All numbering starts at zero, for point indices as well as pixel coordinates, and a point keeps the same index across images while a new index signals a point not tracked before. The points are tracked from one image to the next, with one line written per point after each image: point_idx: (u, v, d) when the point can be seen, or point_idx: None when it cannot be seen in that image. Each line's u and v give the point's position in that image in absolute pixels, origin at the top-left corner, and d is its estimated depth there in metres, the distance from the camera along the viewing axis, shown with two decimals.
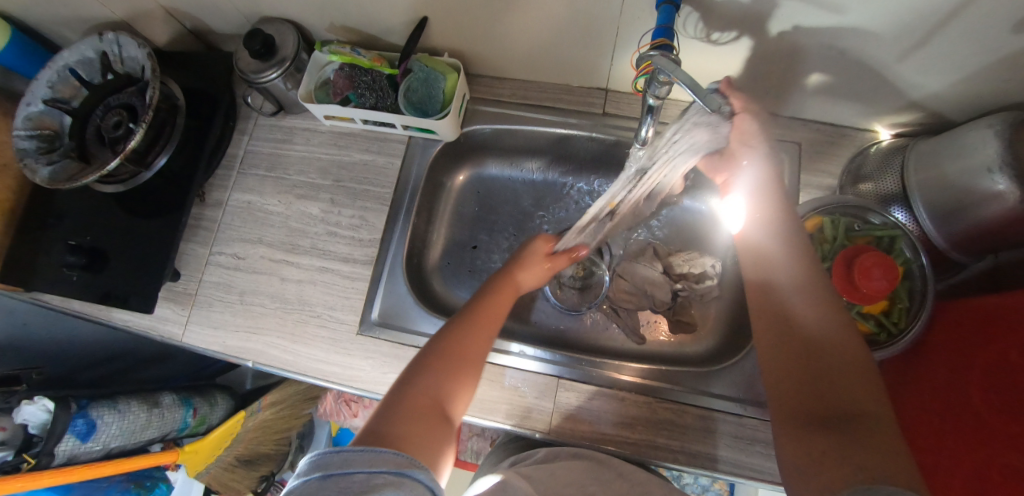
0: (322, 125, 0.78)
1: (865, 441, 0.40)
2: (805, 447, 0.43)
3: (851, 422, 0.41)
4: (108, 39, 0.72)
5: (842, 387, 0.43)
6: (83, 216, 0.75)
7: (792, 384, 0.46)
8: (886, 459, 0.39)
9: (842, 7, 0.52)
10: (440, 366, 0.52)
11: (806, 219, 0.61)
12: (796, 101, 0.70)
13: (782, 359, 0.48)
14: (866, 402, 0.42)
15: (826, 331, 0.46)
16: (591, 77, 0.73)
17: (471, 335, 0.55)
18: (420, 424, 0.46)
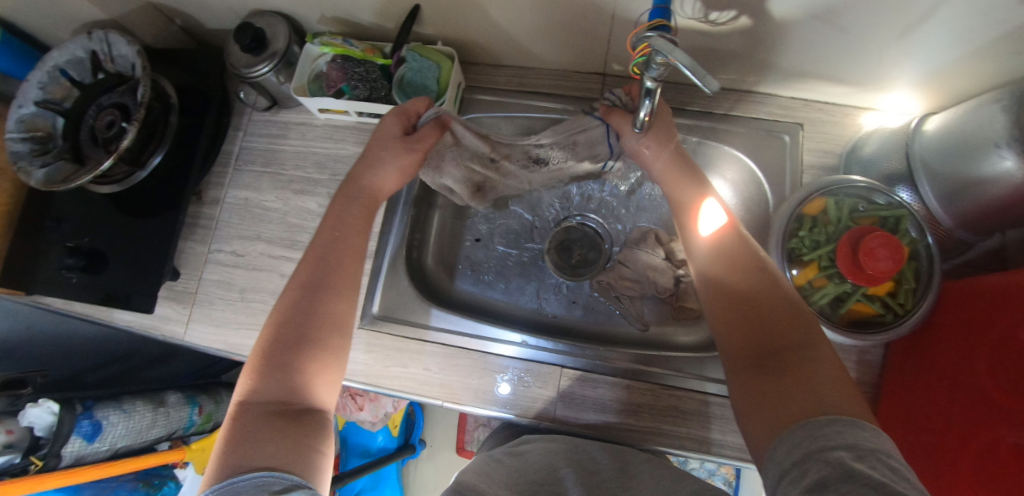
0: (317, 119, 0.77)
1: (807, 370, 0.43)
2: (756, 389, 0.45)
3: (789, 356, 0.44)
4: (97, 37, 0.70)
5: (779, 328, 0.46)
6: (80, 217, 0.74)
7: (736, 334, 0.48)
8: (826, 383, 0.42)
9: None
10: (275, 373, 0.48)
11: (810, 199, 0.59)
12: (798, 81, 0.69)
13: (724, 317, 0.50)
14: (801, 337, 0.45)
15: (763, 281, 0.49)
16: (588, 62, 0.71)
17: (309, 329, 0.51)
18: (273, 437, 0.44)
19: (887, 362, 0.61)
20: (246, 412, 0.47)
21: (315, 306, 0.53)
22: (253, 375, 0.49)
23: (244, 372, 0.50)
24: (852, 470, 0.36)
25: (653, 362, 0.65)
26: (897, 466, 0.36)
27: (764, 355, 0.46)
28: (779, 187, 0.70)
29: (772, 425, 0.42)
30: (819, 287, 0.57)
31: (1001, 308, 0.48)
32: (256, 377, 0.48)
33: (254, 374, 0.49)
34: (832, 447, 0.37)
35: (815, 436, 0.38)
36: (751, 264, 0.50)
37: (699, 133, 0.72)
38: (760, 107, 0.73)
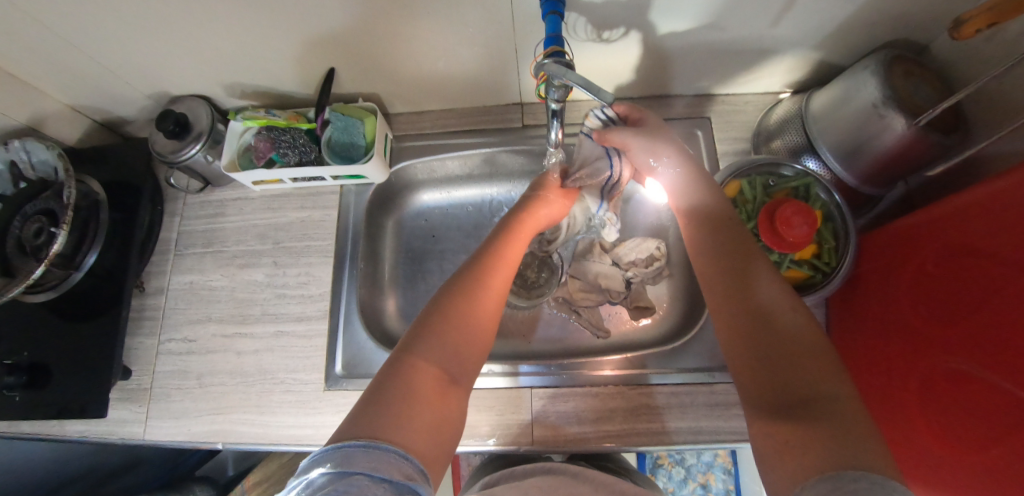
0: (252, 192, 0.78)
1: (834, 416, 0.39)
2: (776, 431, 0.41)
3: (813, 401, 0.41)
4: (12, 147, 0.70)
5: (805, 364, 0.43)
6: (15, 333, 0.71)
7: (760, 363, 0.45)
8: (858, 435, 0.38)
9: None
10: (445, 348, 0.49)
11: (725, 184, 0.63)
12: (698, 80, 0.74)
13: (744, 349, 0.46)
14: (827, 384, 0.41)
15: (785, 308, 0.46)
16: (504, 94, 0.75)
17: (474, 323, 0.52)
18: (416, 406, 0.45)
19: (829, 320, 0.64)
20: (412, 367, 0.47)
21: (478, 300, 0.53)
22: (418, 331, 0.50)
23: (411, 328, 0.51)
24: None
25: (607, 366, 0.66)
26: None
27: (786, 395, 0.42)
28: None
29: (795, 470, 0.38)
30: None
31: (910, 247, 0.53)
32: (443, 345, 0.49)
33: (434, 336, 0.49)
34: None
35: (842, 489, 0.35)
36: (771, 289, 0.48)
37: None
38: (669, 109, 0.78)
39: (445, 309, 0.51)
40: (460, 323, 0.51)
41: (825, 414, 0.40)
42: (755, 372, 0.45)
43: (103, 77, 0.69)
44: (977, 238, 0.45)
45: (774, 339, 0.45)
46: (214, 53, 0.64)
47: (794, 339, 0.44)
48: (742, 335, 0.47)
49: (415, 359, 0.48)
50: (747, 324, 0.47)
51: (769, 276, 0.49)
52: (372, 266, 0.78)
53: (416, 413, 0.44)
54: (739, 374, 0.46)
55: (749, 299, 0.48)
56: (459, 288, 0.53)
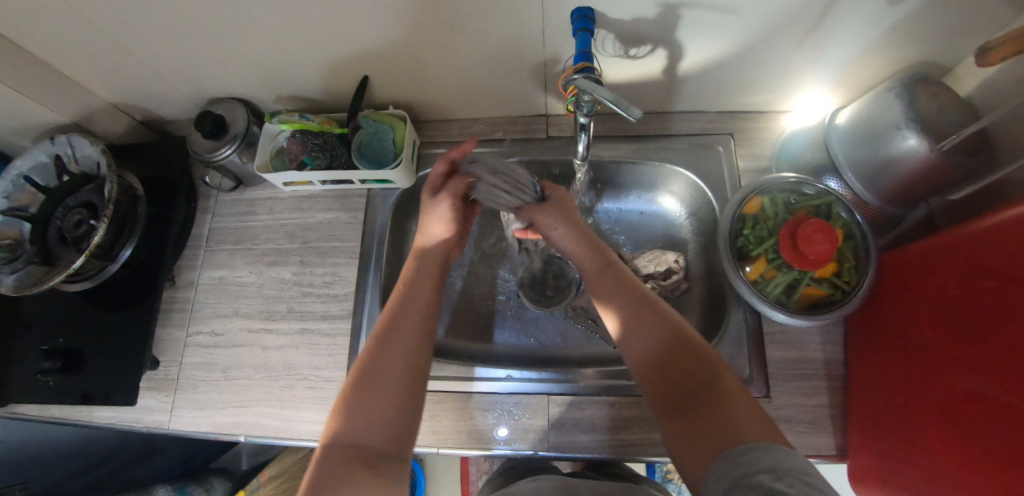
0: (282, 192, 0.81)
1: (721, 410, 0.46)
2: (682, 435, 0.47)
3: (703, 400, 0.47)
4: (60, 141, 0.73)
5: (689, 372, 0.49)
6: (52, 320, 0.74)
7: (655, 381, 0.51)
8: (740, 422, 0.44)
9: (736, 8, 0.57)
10: (368, 418, 0.50)
11: (748, 200, 0.64)
12: (721, 97, 0.76)
13: (646, 367, 0.52)
14: (710, 376, 0.49)
15: (670, 328, 0.52)
16: (531, 105, 0.77)
17: (400, 362, 0.53)
18: (349, 487, 0.45)
19: (848, 339, 0.64)
20: (336, 457, 0.47)
21: (396, 345, 0.54)
22: (340, 417, 0.50)
23: (331, 416, 0.51)
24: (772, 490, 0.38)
25: (622, 376, 0.67)
26: (813, 481, 0.38)
27: (684, 401, 0.48)
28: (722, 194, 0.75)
29: (700, 459, 0.44)
30: (771, 278, 0.62)
31: (930, 268, 0.53)
32: (365, 415, 0.50)
33: (354, 409, 0.50)
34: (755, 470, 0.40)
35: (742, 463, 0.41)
36: (659, 311, 0.53)
37: (641, 156, 0.78)
38: (692, 124, 0.79)
39: (372, 368, 0.52)
40: (371, 376, 0.52)
41: (716, 404, 0.46)
42: (657, 390, 0.50)
43: (149, 78, 0.72)
44: (993, 257, 0.46)
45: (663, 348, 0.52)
46: (256, 59, 0.67)
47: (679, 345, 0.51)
48: (642, 348, 0.53)
49: (347, 439, 0.48)
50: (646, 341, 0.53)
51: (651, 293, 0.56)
52: (395, 268, 0.80)
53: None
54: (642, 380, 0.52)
55: (642, 327, 0.53)
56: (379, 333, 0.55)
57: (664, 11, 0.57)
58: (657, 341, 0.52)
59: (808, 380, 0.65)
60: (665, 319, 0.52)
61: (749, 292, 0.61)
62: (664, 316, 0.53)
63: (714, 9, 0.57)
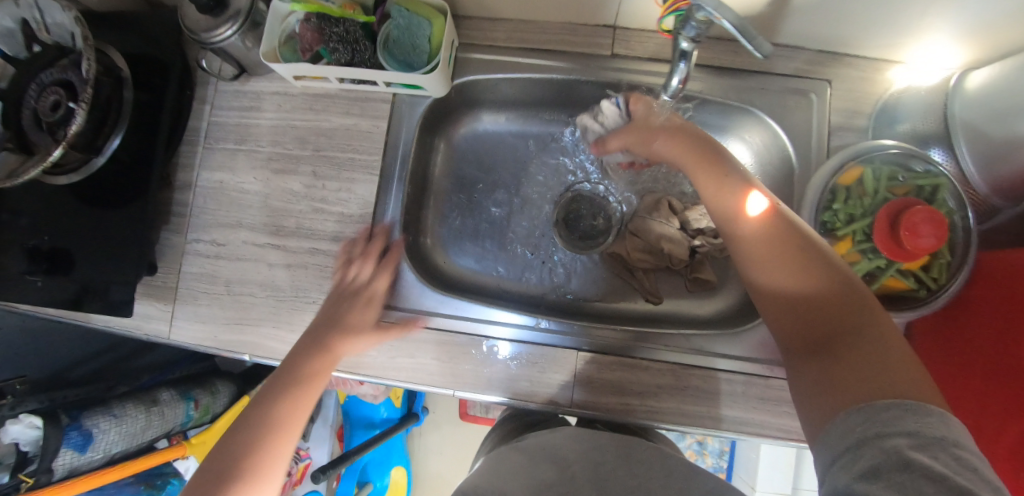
0: (293, 87, 0.69)
1: (866, 353, 0.40)
2: (815, 380, 0.43)
3: (846, 339, 0.42)
4: (24, 2, 0.61)
5: (832, 303, 0.44)
6: (30, 210, 0.66)
7: (790, 311, 0.46)
8: (898, 369, 0.39)
9: None
10: (294, 398, 0.53)
11: (844, 168, 0.55)
12: (828, 32, 0.62)
13: (778, 291, 0.47)
14: (860, 320, 0.43)
15: (820, 254, 0.46)
16: (598, 14, 0.63)
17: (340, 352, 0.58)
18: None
19: (913, 335, 0.59)
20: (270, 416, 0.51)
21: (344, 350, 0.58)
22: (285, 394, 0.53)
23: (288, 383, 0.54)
24: (910, 460, 0.33)
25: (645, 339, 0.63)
26: (968, 457, 0.33)
27: (821, 342, 0.44)
28: (804, 150, 0.64)
29: (836, 407, 0.40)
30: (851, 262, 0.55)
31: None
32: (292, 395, 0.53)
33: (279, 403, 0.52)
34: (899, 429, 0.35)
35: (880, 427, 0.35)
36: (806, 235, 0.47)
37: (718, 94, 0.66)
38: (785, 61, 0.66)
39: (296, 366, 0.55)
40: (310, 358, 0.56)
41: (861, 347, 0.41)
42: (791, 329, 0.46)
43: None
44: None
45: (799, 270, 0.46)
46: None
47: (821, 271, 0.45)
48: (772, 269, 0.47)
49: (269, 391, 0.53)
50: (784, 257, 0.47)
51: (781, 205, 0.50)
52: (418, 192, 0.71)
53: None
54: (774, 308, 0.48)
55: (781, 251, 0.47)
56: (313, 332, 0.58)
57: None
58: (794, 261, 0.46)
59: None
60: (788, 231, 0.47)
61: None
62: (800, 240, 0.47)
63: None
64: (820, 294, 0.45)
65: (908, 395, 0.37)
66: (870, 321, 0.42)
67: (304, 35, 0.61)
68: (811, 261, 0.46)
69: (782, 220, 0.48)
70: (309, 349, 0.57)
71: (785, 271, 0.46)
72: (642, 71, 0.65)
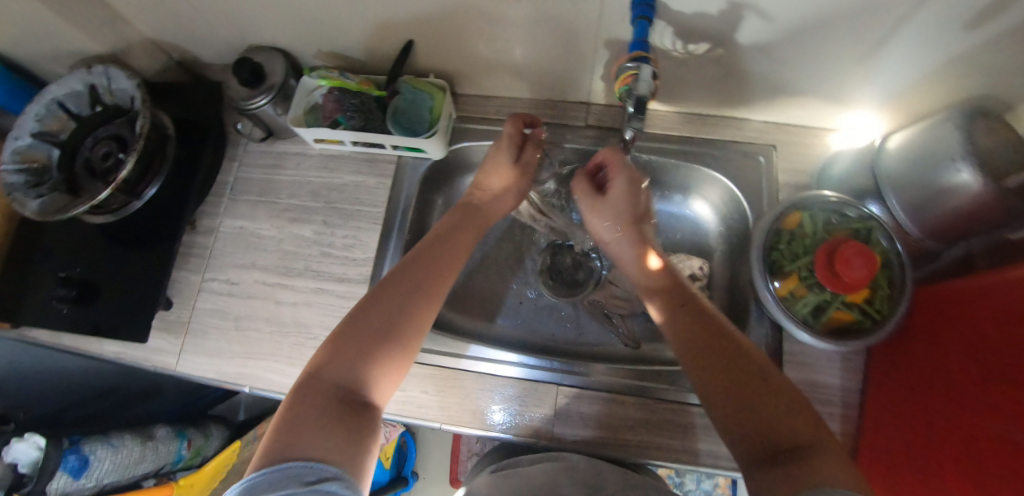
0: (311, 149, 0.79)
1: (806, 463, 0.40)
2: (761, 486, 0.41)
3: (788, 454, 0.42)
4: (96, 72, 0.74)
5: (771, 417, 0.44)
6: (66, 249, 0.74)
7: (735, 418, 0.46)
8: (839, 474, 0.39)
9: (776, 15, 0.57)
10: (354, 357, 0.50)
11: (786, 214, 0.63)
12: (768, 105, 0.73)
13: (717, 396, 0.48)
14: (792, 432, 0.43)
15: (762, 369, 0.48)
16: (573, 91, 0.75)
17: (415, 321, 0.55)
18: (320, 437, 0.44)
19: (871, 370, 0.63)
20: (313, 388, 0.47)
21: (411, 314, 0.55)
22: (336, 352, 0.50)
23: (326, 343, 0.51)
24: None
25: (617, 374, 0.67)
26: None
27: (766, 449, 0.43)
28: (757, 204, 0.73)
29: None
30: (800, 296, 0.61)
31: (965, 306, 0.52)
32: (351, 353, 0.50)
33: (353, 354, 0.50)
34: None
35: None
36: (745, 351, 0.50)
37: (682, 158, 0.76)
38: (737, 130, 0.77)
39: (359, 321, 0.52)
40: (387, 294, 0.55)
41: (802, 458, 0.41)
42: (734, 432, 0.45)
43: (193, 17, 0.72)
44: None
45: (743, 378, 0.47)
46: (302, 10, 0.66)
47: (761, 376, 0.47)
48: (716, 374, 0.49)
49: (326, 375, 0.48)
50: (723, 364, 0.49)
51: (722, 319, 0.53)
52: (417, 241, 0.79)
53: (310, 436, 0.43)
54: (715, 410, 0.47)
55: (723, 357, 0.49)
56: (390, 290, 0.55)
57: (728, 8, 0.57)
58: (738, 378, 0.48)
59: (822, 405, 0.64)
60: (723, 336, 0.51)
61: (779, 309, 0.60)
62: (739, 347, 0.50)
63: (770, 15, 0.57)
64: (761, 395, 0.46)
65: (829, 485, 0.38)
66: (817, 436, 0.43)
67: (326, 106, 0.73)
68: (766, 376, 0.47)
69: (730, 338, 0.51)
70: (385, 287, 0.55)
71: (736, 379, 0.48)
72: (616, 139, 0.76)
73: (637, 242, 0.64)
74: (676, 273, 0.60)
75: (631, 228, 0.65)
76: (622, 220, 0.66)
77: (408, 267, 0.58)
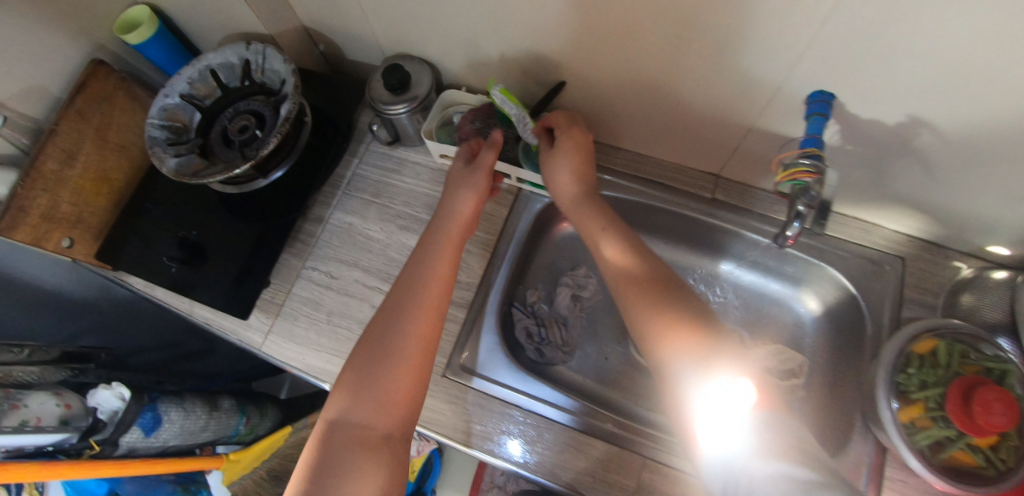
0: (433, 162, 0.80)
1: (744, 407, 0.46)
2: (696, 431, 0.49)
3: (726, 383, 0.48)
4: (255, 49, 0.77)
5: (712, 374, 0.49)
6: (191, 212, 0.78)
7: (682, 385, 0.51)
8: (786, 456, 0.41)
9: (954, 136, 0.56)
10: (369, 398, 0.55)
11: (921, 338, 0.62)
12: (905, 216, 0.71)
13: (669, 376, 0.53)
14: (718, 369, 0.50)
15: (705, 336, 0.53)
16: (706, 162, 0.75)
17: (405, 333, 0.59)
18: (347, 471, 0.51)
19: None
20: (336, 432, 0.53)
21: (392, 334, 0.59)
22: (348, 393, 0.56)
23: (335, 392, 0.57)
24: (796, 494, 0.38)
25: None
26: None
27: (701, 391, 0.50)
28: (876, 315, 0.70)
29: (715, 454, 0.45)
30: (922, 427, 0.60)
31: None
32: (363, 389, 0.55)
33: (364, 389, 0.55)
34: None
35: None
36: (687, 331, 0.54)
37: (802, 251, 0.74)
38: (865, 234, 0.75)
39: (380, 342, 0.58)
40: (381, 327, 0.60)
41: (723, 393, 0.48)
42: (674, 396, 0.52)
43: (359, 18, 0.74)
44: None
45: (678, 358, 0.53)
46: (469, 33, 0.68)
47: (685, 347, 0.53)
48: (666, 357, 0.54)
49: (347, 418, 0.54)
50: (660, 344, 0.55)
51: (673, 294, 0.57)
52: (516, 273, 0.78)
53: (356, 471, 0.51)
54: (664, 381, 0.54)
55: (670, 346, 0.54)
56: (385, 315, 0.60)
57: (907, 121, 0.56)
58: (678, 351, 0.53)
59: None
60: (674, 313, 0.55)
61: (898, 432, 0.59)
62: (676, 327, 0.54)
63: (948, 137, 0.56)
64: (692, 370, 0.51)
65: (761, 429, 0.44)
66: (718, 376, 0.49)
67: (481, 106, 0.75)
68: (680, 368, 0.52)
69: (677, 324, 0.54)
70: (381, 321, 0.60)
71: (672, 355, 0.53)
72: (741, 217, 0.74)
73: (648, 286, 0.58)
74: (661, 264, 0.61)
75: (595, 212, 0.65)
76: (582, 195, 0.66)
77: (399, 289, 0.62)
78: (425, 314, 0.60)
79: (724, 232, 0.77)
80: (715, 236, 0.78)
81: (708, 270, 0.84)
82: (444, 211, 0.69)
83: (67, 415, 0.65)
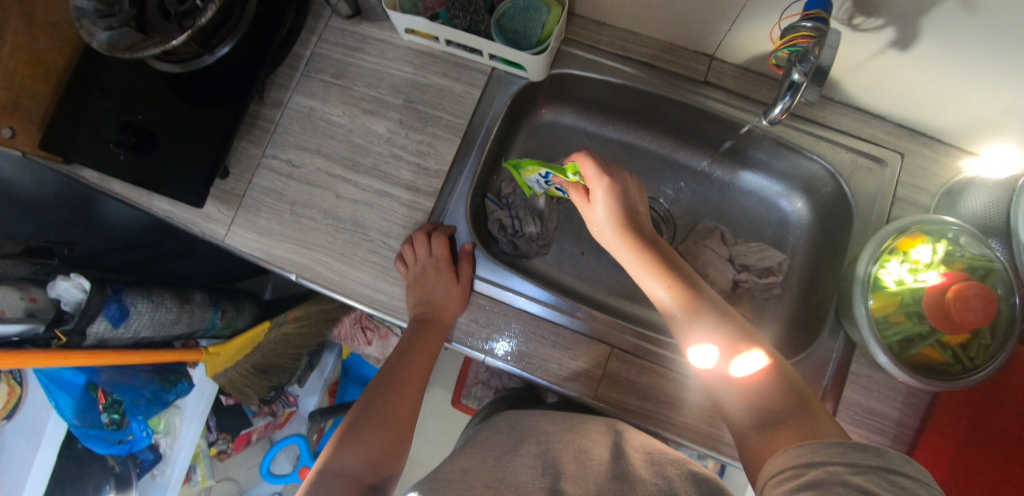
0: (400, 39, 0.72)
1: (790, 399, 0.48)
2: (761, 446, 0.47)
3: (788, 414, 0.47)
4: None
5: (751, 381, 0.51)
6: (132, 94, 0.70)
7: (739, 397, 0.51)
8: (830, 430, 0.45)
9: (980, 3, 0.48)
10: (359, 449, 0.57)
11: (905, 234, 0.59)
12: (912, 106, 0.65)
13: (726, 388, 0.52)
14: (781, 393, 0.49)
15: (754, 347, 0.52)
16: (701, 40, 0.67)
17: (401, 395, 0.63)
18: None
19: (933, 410, 0.59)
20: (328, 480, 0.54)
21: (393, 395, 0.62)
22: (339, 446, 0.58)
23: (329, 444, 0.59)
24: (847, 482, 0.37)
25: (660, 344, 0.65)
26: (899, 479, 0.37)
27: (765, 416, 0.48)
28: (865, 211, 0.66)
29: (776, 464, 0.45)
30: (895, 322, 0.58)
31: None
32: (353, 445, 0.57)
33: (355, 443, 0.58)
34: (832, 462, 0.39)
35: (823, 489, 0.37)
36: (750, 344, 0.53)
37: (798, 142, 0.69)
38: (864, 127, 0.69)
39: (378, 400, 0.62)
40: (383, 384, 0.63)
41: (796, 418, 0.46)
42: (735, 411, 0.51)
43: None
44: None
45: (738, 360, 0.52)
46: None
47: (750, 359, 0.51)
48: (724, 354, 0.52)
49: (338, 464, 0.56)
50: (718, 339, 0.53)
51: (717, 302, 0.56)
52: (490, 163, 0.75)
53: None
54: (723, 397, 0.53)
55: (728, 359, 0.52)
56: (384, 379, 0.64)
57: None
58: (734, 348, 0.52)
59: (873, 433, 0.60)
60: (731, 325, 0.54)
61: (871, 327, 0.57)
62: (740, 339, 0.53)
63: (974, 4, 0.48)
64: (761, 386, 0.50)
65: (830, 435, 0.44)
66: (784, 401, 0.48)
67: None
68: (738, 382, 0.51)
69: (729, 342, 0.53)
70: (382, 379, 0.64)
71: (731, 347, 0.52)
72: (732, 103, 0.69)
73: (694, 296, 0.56)
74: (690, 272, 0.59)
75: (630, 231, 0.61)
76: (614, 219, 0.62)
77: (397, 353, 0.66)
78: (417, 376, 0.65)
79: (717, 120, 0.70)
80: (702, 124, 0.73)
81: (695, 165, 0.80)
82: (406, 271, 0.65)
83: (33, 308, 0.64)
